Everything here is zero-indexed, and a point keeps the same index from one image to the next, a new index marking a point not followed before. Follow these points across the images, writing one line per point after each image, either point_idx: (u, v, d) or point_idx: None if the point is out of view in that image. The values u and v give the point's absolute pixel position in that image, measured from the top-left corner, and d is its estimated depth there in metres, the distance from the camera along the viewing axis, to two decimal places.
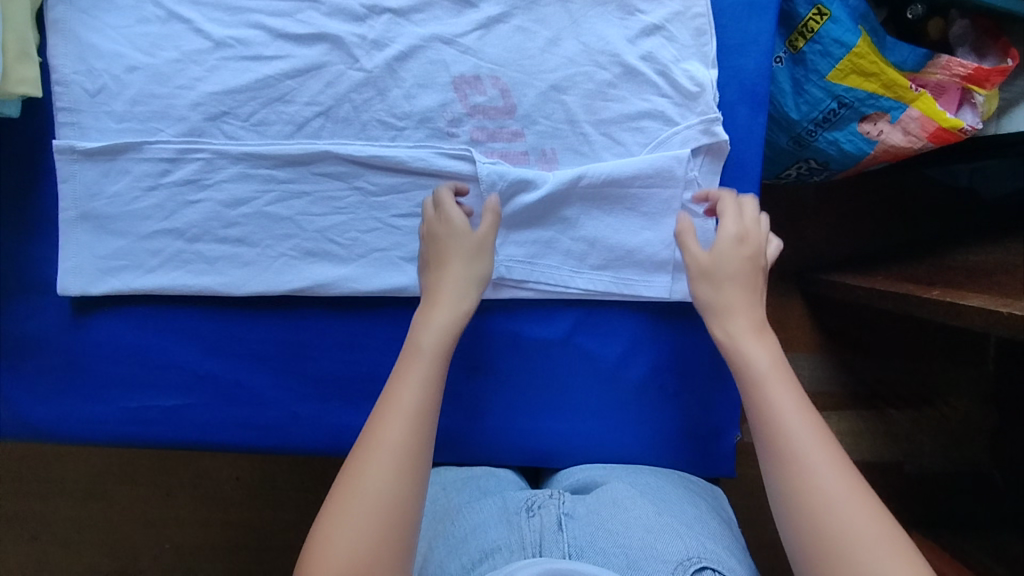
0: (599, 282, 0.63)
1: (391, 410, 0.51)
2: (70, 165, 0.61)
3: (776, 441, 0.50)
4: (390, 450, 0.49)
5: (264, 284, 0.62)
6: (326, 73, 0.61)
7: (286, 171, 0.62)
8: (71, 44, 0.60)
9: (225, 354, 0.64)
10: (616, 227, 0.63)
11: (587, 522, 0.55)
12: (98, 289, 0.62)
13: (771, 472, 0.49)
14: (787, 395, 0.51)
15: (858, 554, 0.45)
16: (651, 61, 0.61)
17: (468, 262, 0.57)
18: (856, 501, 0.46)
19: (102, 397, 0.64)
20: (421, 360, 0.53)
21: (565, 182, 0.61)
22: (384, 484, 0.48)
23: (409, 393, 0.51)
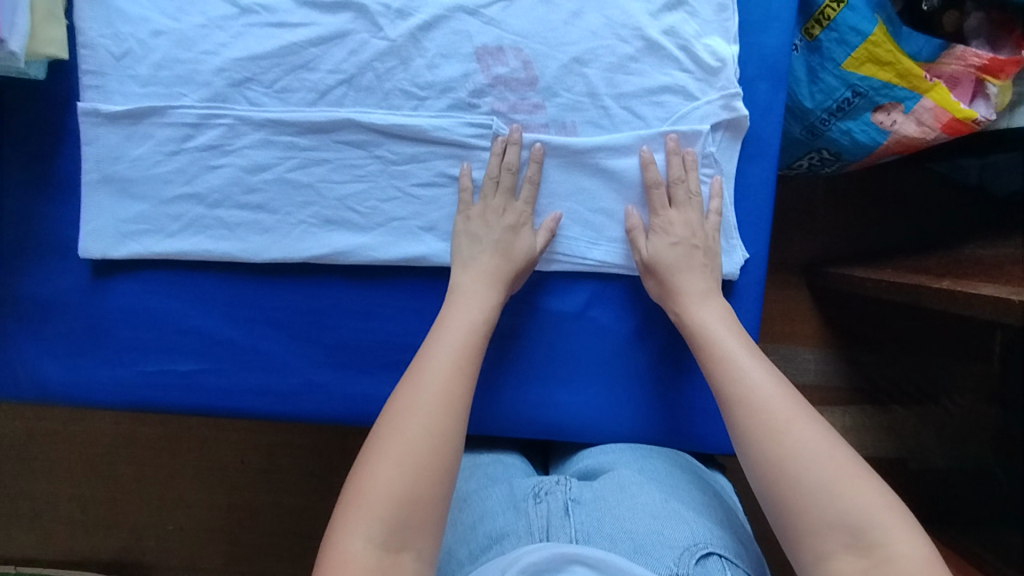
0: (618, 255, 0.63)
1: (427, 368, 0.54)
2: (95, 128, 0.61)
3: (735, 382, 0.54)
4: (436, 401, 0.52)
5: (283, 251, 0.63)
6: (350, 41, 0.61)
7: (308, 139, 0.62)
8: (98, 7, 0.60)
9: (242, 321, 0.64)
10: (635, 201, 0.63)
11: (594, 509, 0.56)
12: (119, 253, 0.62)
13: (733, 413, 0.53)
14: (748, 358, 0.55)
15: (815, 471, 0.47)
16: (673, 36, 0.61)
17: (490, 283, 0.59)
18: (811, 429, 0.50)
19: (119, 362, 0.64)
20: (455, 331, 0.57)
21: (591, 151, 0.62)
22: (430, 433, 0.50)
23: (442, 355, 0.55)
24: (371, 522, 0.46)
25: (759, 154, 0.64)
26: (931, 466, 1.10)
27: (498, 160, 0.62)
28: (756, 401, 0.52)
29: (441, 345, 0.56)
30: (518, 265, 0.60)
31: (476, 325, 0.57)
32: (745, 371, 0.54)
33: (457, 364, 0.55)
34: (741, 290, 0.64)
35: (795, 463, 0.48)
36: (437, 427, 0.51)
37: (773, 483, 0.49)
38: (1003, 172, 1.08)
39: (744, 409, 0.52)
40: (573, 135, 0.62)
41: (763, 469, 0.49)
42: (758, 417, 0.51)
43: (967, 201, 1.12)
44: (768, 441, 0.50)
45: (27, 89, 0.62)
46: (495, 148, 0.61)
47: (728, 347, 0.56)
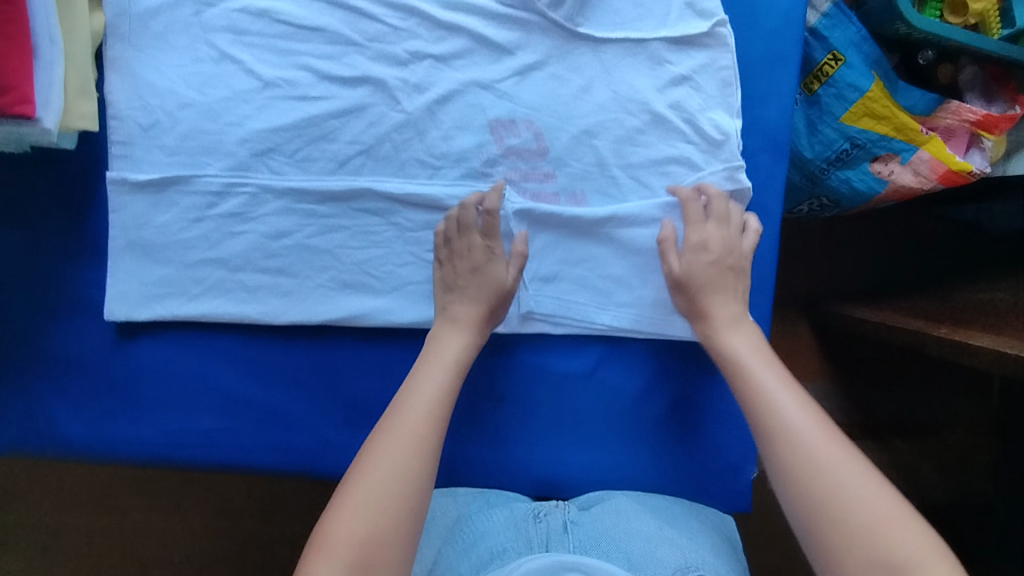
0: (625, 319, 0.65)
1: (409, 414, 0.57)
2: (122, 196, 0.63)
3: (774, 413, 0.55)
4: (406, 442, 0.55)
5: (302, 314, 0.65)
6: (368, 114, 0.63)
7: (327, 206, 0.64)
8: (127, 81, 0.62)
9: (261, 380, 0.66)
10: (641, 268, 0.65)
11: (591, 529, 0.60)
12: (143, 315, 0.64)
13: (770, 443, 0.55)
14: (785, 389, 0.57)
15: (859, 503, 0.50)
16: (679, 110, 0.64)
17: (469, 324, 0.62)
18: (852, 465, 0.52)
19: (140, 419, 0.66)
20: (437, 376, 0.59)
21: (600, 221, 0.64)
22: (397, 476, 0.53)
23: (431, 386, 0.58)
24: (335, 559, 0.49)
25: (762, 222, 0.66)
26: (928, 501, 1.11)
27: (511, 227, 0.64)
28: (795, 436, 0.54)
29: (419, 392, 0.58)
30: (492, 302, 0.63)
31: (453, 365, 0.60)
32: (781, 409, 0.55)
33: (434, 411, 0.57)
34: None
35: (829, 505, 0.50)
36: (400, 472, 0.53)
37: (809, 516, 0.51)
38: (1000, 216, 1.14)
39: (780, 448, 0.54)
40: (584, 206, 0.64)
41: (798, 504, 0.52)
42: (794, 455, 0.53)
43: (971, 242, 1.14)
44: (803, 479, 0.52)
45: (57, 156, 0.64)
46: (508, 214, 0.64)
47: (759, 380, 0.58)
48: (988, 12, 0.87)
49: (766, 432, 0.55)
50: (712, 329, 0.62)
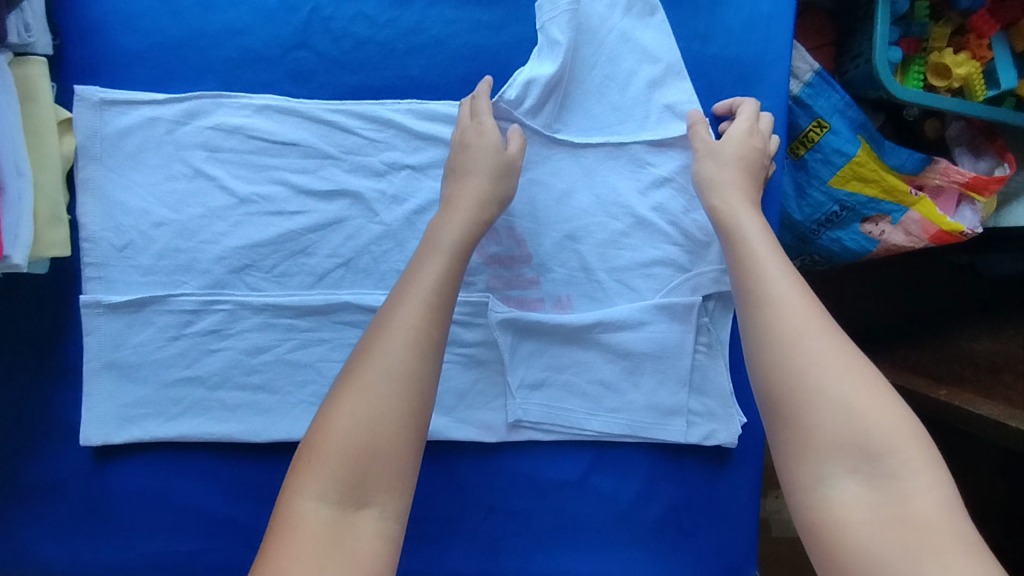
0: (615, 425, 0.64)
1: (406, 302, 0.51)
2: (97, 319, 0.62)
3: (770, 315, 0.50)
4: (406, 336, 0.49)
5: (284, 431, 0.63)
6: (346, 227, 0.63)
7: (307, 320, 0.63)
8: (99, 202, 0.61)
9: (244, 498, 0.64)
10: (630, 371, 0.64)
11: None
12: (121, 438, 0.63)
13: (759, 359, 0.49)
14: (789, 287, 0.51)
15: (862, 419, 0.44)
16: (661, 212, 0.63)
17: (478, 202, 0.57)
18: (856, 376, 0.46)
19: (120, 542, 0.64)
20: (439, 260, 0.54)
21: (586, 326, 0.63)
22: (398, 372, 0.48)
23: (422, 283, 0.52)
24: (326, 478, 0.44)
25: None
26: None
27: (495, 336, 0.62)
28: (772, 296, 0.51)
29: (419, 279, 0.52)
30: (497, 169, 0.58)
31: (454, 250, 0.55)
32: (767, 273, 0.52)
33: (436, 299, 0.52)
34: (739, 454, 0.66)
35: (810, 377, 0.46)
36: (399, 368, 0.48)
37: (780, 412, 0.47)
38: (994, 264, 1.11)
39: (754, 306, 0.51)
40: (569, 310, 0.64)
41: (767, 395, 0.48)
42: (765, 316, 0.50)
43: (964, 292, 1.11)
44: (783, 356, 0.48)
45: (28, 280, 0.63)
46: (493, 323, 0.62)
47: (757, 254, 0.54)
48: (973, 76, 0.85)
49: (763, 330, 0.50)
50: (732, 199, 0.58)
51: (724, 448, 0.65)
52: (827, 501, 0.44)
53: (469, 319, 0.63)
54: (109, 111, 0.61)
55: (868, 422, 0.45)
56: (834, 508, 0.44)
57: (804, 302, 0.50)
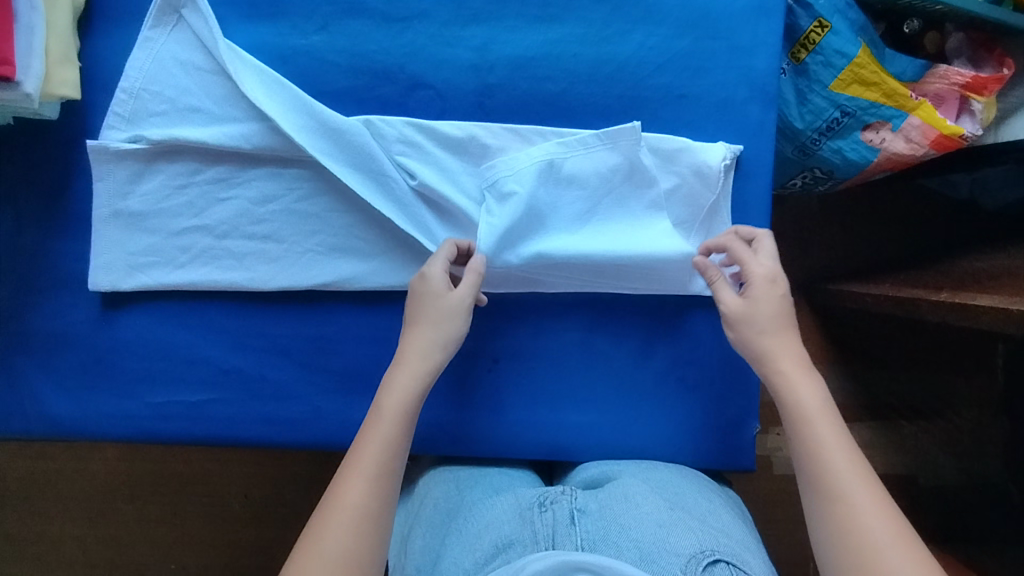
0: (619, 280, 0.64)
1: (350, 481, 0.51)
2: (105, 165, 0.63)
3: (832, 500, 0.49)
4: (348, 518, 0.49)
5: (291, 280, 0.64)
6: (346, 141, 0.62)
7: (313, 171, 0.64)
8: (152, 62, 0.62)
9: (250, 349, 0.65)
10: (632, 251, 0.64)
11: (599, 517, 0.56)
12: (129, 285, 0.64)
13: (826, 553, 0.48)
14: (849, 468, 0.50)
15: None
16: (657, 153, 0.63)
17: (426, 346, 0.57)
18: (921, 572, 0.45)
19: (127, 395, 0.65)
20: (384, 424, 0.54)
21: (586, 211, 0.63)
22: (345, 558, 0.48)
23: (371, 452, 0.52)
24: None
25: (756, 173, 0.65)
26: (941, 480, 1.08)
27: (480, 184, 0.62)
28: (841, 491, 0.49)
29: (366, 444, 0.53)
30: (449, 321, 0.57)
31: (399, 411, 0.54)
32: (830, 457, 0.50)
33: (380, 468, 0.52)
34: None
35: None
36: (344, 556, 0.48)
37: None
38: (994, 188, 1.04)
39: (826, 500, 0.49)
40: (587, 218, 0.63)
41: None
42: (839, 515, 0.48)
43: (954, 215, 1.09)
44: (862, 559, 0.46)
45: (41, 127, 0.64)
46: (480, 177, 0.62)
47: (815, 430, 0.52)
48: None
49: (827, 518, 0.49)
50: (779, 368, 0.55)
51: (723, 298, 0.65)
52: None
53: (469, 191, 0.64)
54: (185, 15, 0.62)
55: None
56: None
57: (862, 483, 0.49)
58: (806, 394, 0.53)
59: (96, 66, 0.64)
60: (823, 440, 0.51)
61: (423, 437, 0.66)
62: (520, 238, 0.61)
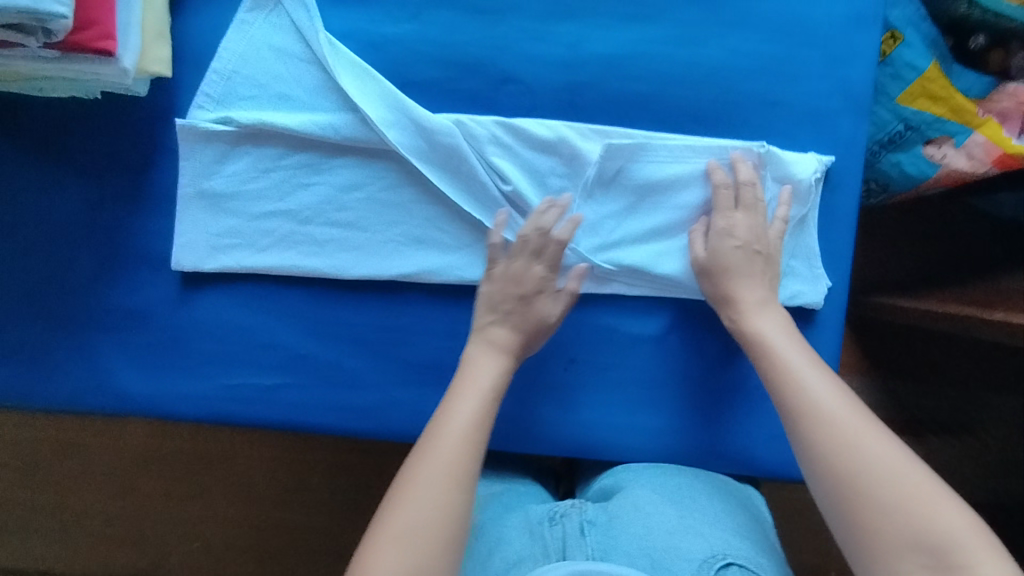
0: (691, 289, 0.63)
1: (444, 437, 0.52)
2: (192, 144, 0.63)
3: (805, 415, 0.52)
4: (440, 467, 0.51)
5: (372, 268, 0.64)
6: (439, 138, 0.61)
7: (398, 163, 0.63)
8: (246, 46, 0.63)
9: (325, 335, 0.65)
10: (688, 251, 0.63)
11: (611, 529, 0.57)
12: (210, 265, 0.63)
13: (807, 459, 0.51)
14: (818, 379, 0.54)
15: (891, 490, 0.47)
16: (747, 154, 0.62)
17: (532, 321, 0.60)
18: (891, 454, 0.48)
19: (201, 375, 0.65)
20: (474, 398, 0.55)
21: (679, 217, 0.63)
22: (436, 509, 0.48)
23: (464, 415, 0.54)
24: None
25: (845, 185, 0.64)
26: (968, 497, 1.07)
27: (605, 166, 0.62)
28: (808, 404, 0.52)
29: (456, 413, 0.54)
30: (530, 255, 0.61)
31: (490, 390, 0.57)
32: (801, 374, 0.54)
33: (473, 428, 0.54)
34: (822, 318, 0.64)
35: (856, 472, 0.48)
36: (441, 506, 0.49)
37: (847, 506, 0.48)
38: None
39: (796, 414, 0.53)
40: (674, 235, 0.63)
41: (830, 497, 0.49)
42: (809, 426, 0.52)
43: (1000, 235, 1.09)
44: (835, 451, 0.50)
45: (130, 104, 0.64)
46: (589, 162, 0.62)
47: (786, 355, 0.56)
48: None
49: (807, 429, 0.52)
50: (741, 309, 0.60)
51: (807, 310, 0.64)
52: None
53: (555, 192, 0.63)
54: (284, 2, 0.62)
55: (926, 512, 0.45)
56: None
57: (831, 394, 0.53)
58: (772, 331, 0.58)
59: (186, 46, 0.63)
60: (796, 365, 0.55)
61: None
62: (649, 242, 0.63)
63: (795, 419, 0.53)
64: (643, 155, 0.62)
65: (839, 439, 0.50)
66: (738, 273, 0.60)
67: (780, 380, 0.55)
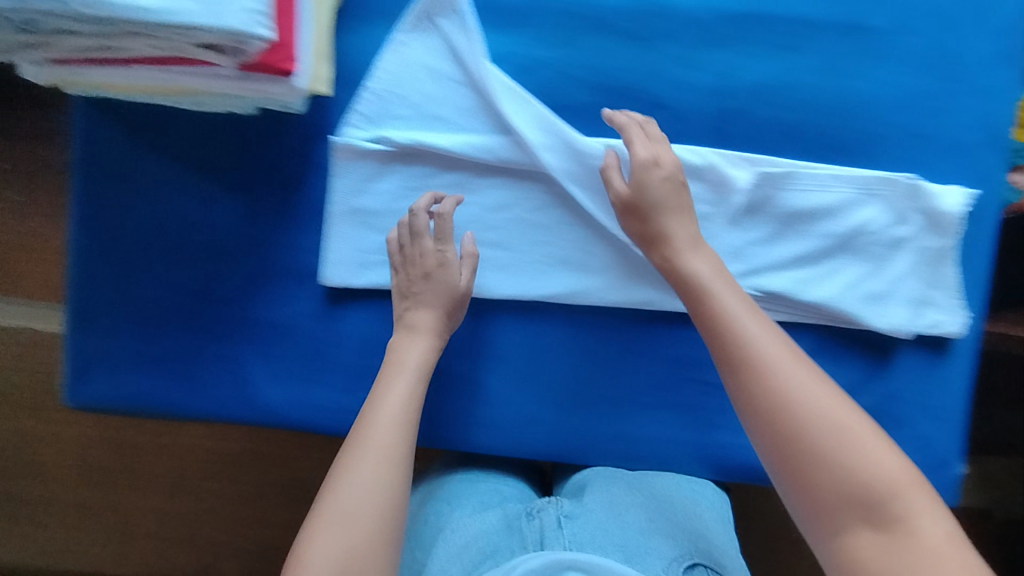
0: (829, 315, 0.65)
1: (382, 423, 0.53)
2: (346, 162, 0.64)
3: (755, 366, 0.49)
4: (379, 453, 0.51)
5: (518, 288, 0.65)
6: (592, 163, 0.62)
7: (548, 186, 0.64)
8: (402, 66, 0.63)
9: (468, 353, 0.66)
10: (829, 279, 0.64)
11: (585, 522, 0.60)
12: (359, 282, 0.64)
13: (752, 414, 0.48)
14: (768, 335, 0.50)
15: (839, 451, 0.45)
16: (892, 185, 0.63)
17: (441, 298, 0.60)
18: (841, 413, 0.46)
19: (340, 389, 0.66)
20: (404, 381, 0.56)
21: (822, 245, 0.64)
22: (376, 494, 0.49)
23: (398, 401, 0.55)
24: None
25: (982, 217, 0.65)
26: None
27: (754, 193, 0.63)
28: (762, 357, 0.49)
29: (388, 399, 0.55)
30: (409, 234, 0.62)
31: (418, 371, 0.57)
32: (740, 323, 0.51)
33: (404, 413, 0.55)
34: (955, 347, 0.66)
35: (801, 429, 0.46)
36: (375, 490, 0.50)
37: (799, 464, 0.46)
38: None
39: (736, 363, 0.49)
40: (816, 263, 0.64)
41: (782, 454, 0.47)
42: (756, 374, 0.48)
43: None
44: (776, 403, 0.47)
45: (284, 120, 0.65)
46: (738, 189, 0.63)
47: (722, 301, 0.53)
48: None
49: (765, 380, 0.48)
50: (678, 247, 0.57)
51: (945, 339, 0.65)
52: (844, 549, 0.44)
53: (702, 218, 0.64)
54: (441, 22, 0.63)
55: (866, 474, 0.44)
56: (848, 553, 0.44)
57: (784, 351, 0.49)
58: (700, 265, 0.56)
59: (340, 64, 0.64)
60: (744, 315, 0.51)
61: (449, 437, 0.66)
62: (792, 268, 0.64)
63: (711, 354, 0.51)
64: (791, 183, 0.63)
65: (759, 383, 0.48)
66: (666, 207, 0.59)
67: (730, 326, 0.51)
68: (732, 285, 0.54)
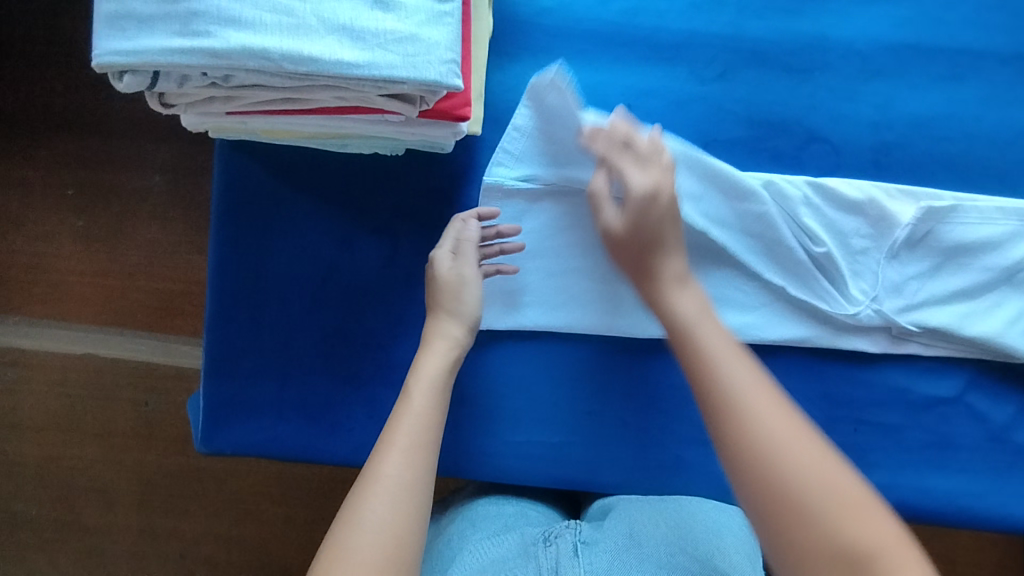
0: (987, 351, 0.63)
1: (391, 450, 0.49)
2: (493, 202, 0.62)
3: (739, 407, 0.46)
4: (388, 485, 0.47)
5: (667, 328, 0.63)
6: (747, 200, 0.61)
7: None
8: (542, 119, 0.60)
9: (613, 394, 0.64)
10: (989, 313, 0.62)
11: (604, 550, 0.55)
12: (505, 324, 0.63)
13: (732, 464, 0.46)
14: (748, 377, 0.48)
15: (816, 499, 0.42)
16: None
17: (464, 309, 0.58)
18: (829, 465, 0.44)
19: (481, 431, 0.63)
20: (416, 400, 0.52)
21: (982, 279, 0.62)
22: (386, 527, 0.45)
23: (408, 424, 0.51)
24: None
25: None
26: None
27: (916, 226, 0.61)
28: (747, 401, 0.47)
29: (400, 424, 0.51)
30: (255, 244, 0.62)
31: (429, 388, 0.54)
32: (724, 365, 0.49)
33: (418, 437, 0.50)
34: None
35: (785, 485, 0.43)
36: (387, 523, 0.45)
37: (767, 513, 0.43)
38: None
39: (724, 408, 0.47)
40: (975, 298, 0.62)
41: (753, 501, 0.44)
42: (744, 419, 0.46)
43: None
44: (761, 460, 0.44)
45: (432, 160, 0.64)
46: (898, 223, 0.61)
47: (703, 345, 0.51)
48: None
49: (736, 424, 0.46)
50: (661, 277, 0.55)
51: None
52: None
53: (859, 253, 0.62)
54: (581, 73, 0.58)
55: (862, 530, 0.41)
56: None
57: (761, 390, 0.47)
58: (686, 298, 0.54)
59: (489, 103, 0.63)
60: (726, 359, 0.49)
61: (594, 480, 0.64)
62: (951, 303, 0.62)
63: (716, 407, 0.47)
64: (954, 217, 0.61)
65: (755, 433, 0.45)
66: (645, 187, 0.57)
67: (706, 371, 0.49)
68: (715, 325, 0.53)
